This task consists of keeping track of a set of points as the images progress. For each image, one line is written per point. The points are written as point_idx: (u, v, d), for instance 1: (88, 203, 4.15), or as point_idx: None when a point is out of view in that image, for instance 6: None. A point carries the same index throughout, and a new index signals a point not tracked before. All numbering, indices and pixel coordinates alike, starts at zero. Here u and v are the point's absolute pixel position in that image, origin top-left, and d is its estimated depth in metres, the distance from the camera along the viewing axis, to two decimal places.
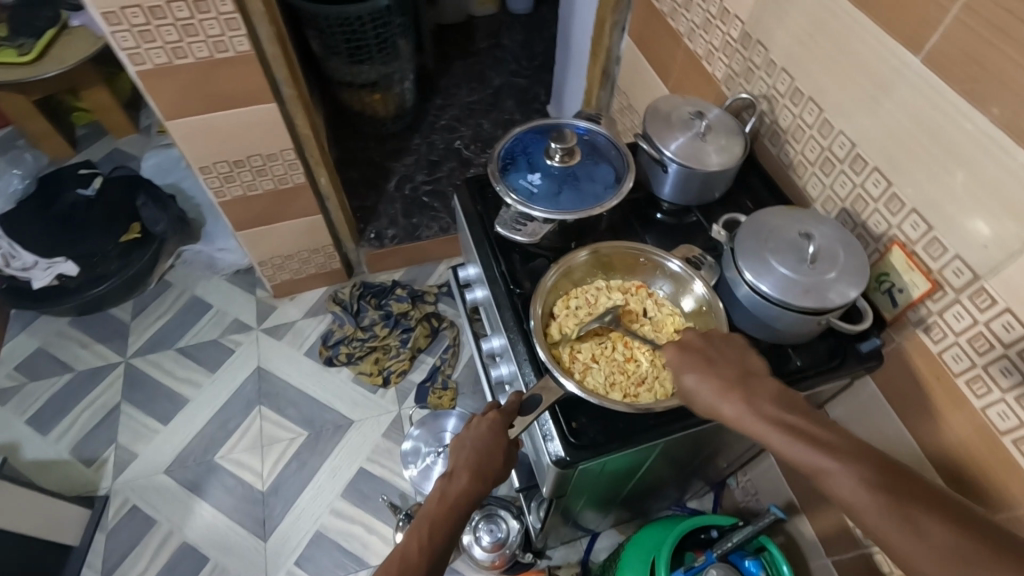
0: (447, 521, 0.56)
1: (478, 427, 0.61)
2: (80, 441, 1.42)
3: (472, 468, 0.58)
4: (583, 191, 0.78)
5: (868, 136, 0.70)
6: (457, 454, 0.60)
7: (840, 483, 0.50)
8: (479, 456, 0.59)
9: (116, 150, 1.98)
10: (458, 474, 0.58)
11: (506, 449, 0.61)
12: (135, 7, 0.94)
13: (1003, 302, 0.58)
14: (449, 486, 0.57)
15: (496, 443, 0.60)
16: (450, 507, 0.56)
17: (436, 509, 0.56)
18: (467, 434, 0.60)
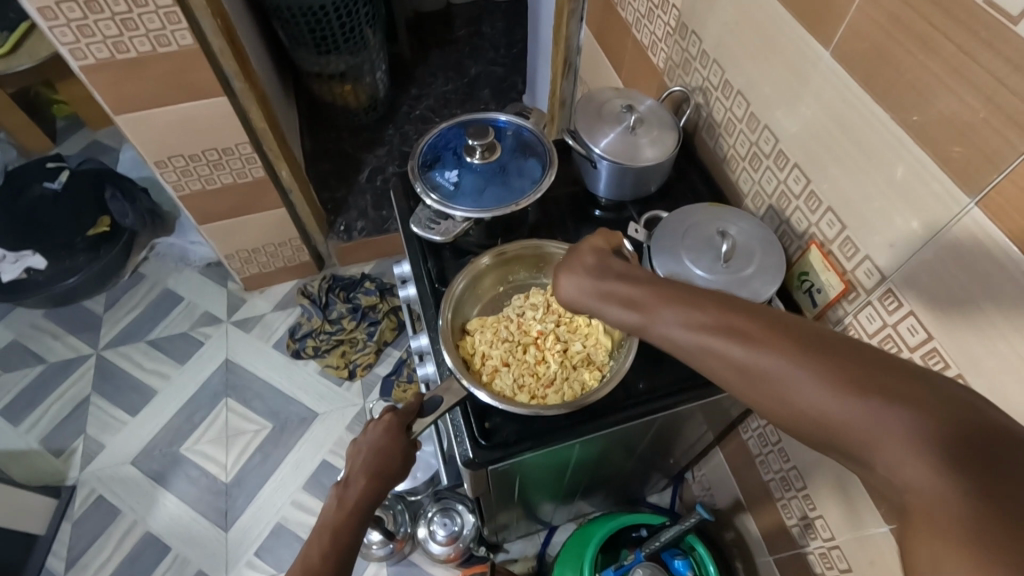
0: (350, 527, 0.56)
1: (374, 430, 0.62)
2: (50, 432, 1.44)
3: (370, 470, 0.59)
4: (505, 188, 0.77)
5: (789, 132, 0.68)
6: (354, 459, 0.60)
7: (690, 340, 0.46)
8: (376, 458, 0.60)
9: (94, 143, 1.99)
10: (356, 479, 0.59)
11: (405, 449, 0.62)
12: (71, 2, 0.93)
13: (909, 304, 0.57)
14: (347, 492, 0.58)
15: (392, 444, 0.61)
16: (352, 512, 0.57)
17: (336, 516, 0.56)
18: (363, 439, 0.61)
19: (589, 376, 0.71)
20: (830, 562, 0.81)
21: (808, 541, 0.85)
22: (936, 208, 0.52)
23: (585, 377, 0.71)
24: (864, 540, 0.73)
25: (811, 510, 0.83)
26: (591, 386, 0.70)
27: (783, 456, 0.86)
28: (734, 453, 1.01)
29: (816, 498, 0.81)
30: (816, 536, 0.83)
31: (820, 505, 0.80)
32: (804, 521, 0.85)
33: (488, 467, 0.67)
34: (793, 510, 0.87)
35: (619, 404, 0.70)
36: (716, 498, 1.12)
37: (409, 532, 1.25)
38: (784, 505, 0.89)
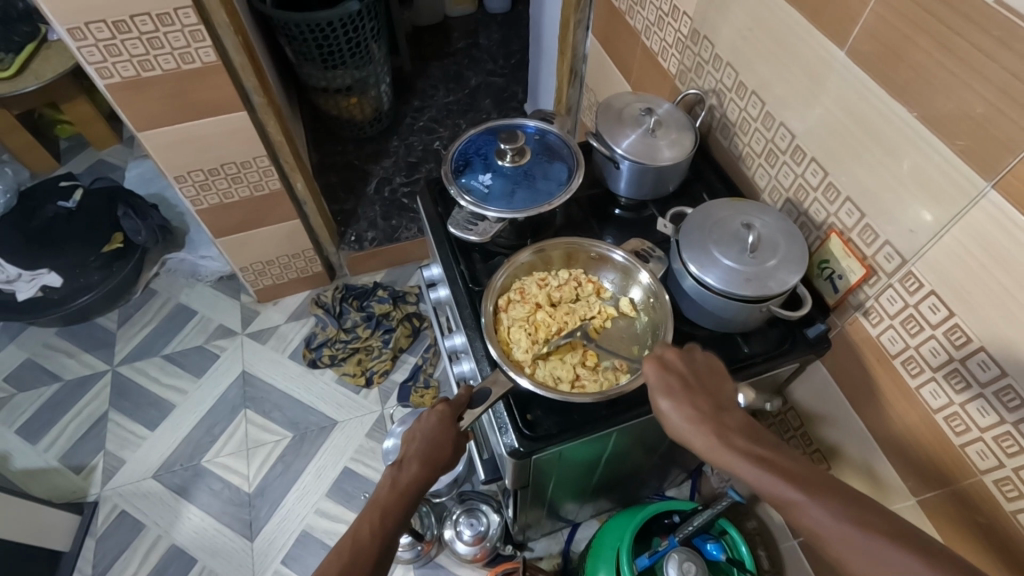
0: (398, 507, 0.59)
1: (429, 419, 0.64)
2: (69, 450, 1.45)
3: (422, 456, 0.61)
4: (536, 189, 0.80)
5: (806, 128, 0.72)
6: (407, 445, 0.63)
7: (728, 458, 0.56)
8: (429, 446, 0.62)
9: (100, 161, 2.00)
10: (408, 463, 0.61)
11: (456, 439, 0.64)
12: (99, 22, 0.96)
13: (929, 284, 0.61)
14: (399, 474, 0.60)
15: (446, 433, 0.63)
16: (403, 494, 0.59)
17: (387, 496, 0.59)
18: (418, 426, 0.64)
19: (623, 366, 0.73)
20: None
21: None
22: (953, 195, 0.56)
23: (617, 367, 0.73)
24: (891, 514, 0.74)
25: None
26: (624, 377, 0.72)
27: (805, 440, 0.88)
28: None
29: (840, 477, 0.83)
30: None
31: None
32: None
33: (531, 456, 0.69)
34: None
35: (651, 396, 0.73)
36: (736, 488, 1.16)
37: (436, 534, 1.27)
38: None
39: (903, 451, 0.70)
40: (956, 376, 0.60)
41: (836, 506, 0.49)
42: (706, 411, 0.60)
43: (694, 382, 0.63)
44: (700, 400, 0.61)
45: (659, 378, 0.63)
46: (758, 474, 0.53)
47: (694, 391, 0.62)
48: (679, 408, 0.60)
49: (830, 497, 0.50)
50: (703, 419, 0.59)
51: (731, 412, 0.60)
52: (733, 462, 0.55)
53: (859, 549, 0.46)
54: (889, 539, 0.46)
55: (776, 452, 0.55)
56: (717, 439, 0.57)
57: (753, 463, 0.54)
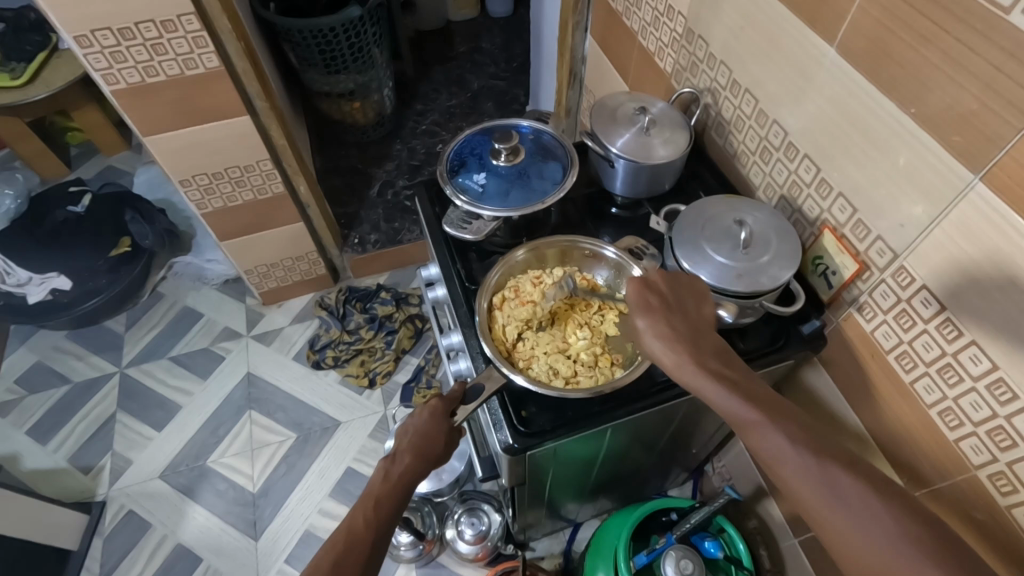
0: (391, 497, 0.60)
1: (421, 414, 0.65)
2: (77, 451, 1.47)
3: (414, 449, 0.63)
4: (531, 189, 0.81)
5: (798, 125, 0.72)
6: (400, 438, 0.64)
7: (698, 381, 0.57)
8: (421, 439, 0.63)
9: (109, 167, 2.03)
10: (401, 456, 0.62)
11: (448, 433, 0.65)
12: (104, 30, 0.98)
13: (921, 278, 0.61)
14: (392, 467, 0.62)
15: (438, 427, 0.64)
16: (396, 486, 0.61)
17: (381, 487, 0.60)
18: (410, 420, 0.65)
19: (614, 362, 0.75)
20: None
21: None
22: (942, 188, 0.56)
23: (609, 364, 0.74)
24: None
25: None
26: (617, 373, 0.73)
27: None
28: None
29: None
30: None
31: None
32: None
33: (526, 452, 0.70)
34: None
35: (645, 392, 0.73)
36: (736, 487, 1.15)
37: (437, 533, 1.27)
38: None
39: (899, 448, 0.70)
40: (948, 371, 0.60)
41: (795, 432, 0.51)
42: (682, 332, 0.61)
43: (674, 301, 0.64)
44: (677, 321, 0.62)
45: (638, 296, 0.64)
46: (723, 397, 0.56)
47: (672, 312, 0.62)
48: (656, 327, 0.61)
49: (791, 425, 0.52)
50: (676, 339, 0.60)
51: (707, 335, 0.61)
52: (704, 382, 0.57)
53: (805, 474, 0.49)
54: (838, 466, 0.49)
55: (744, 378, 0.57)
56: (689, 360, 0.58)
57: (722, 385, 0.56)
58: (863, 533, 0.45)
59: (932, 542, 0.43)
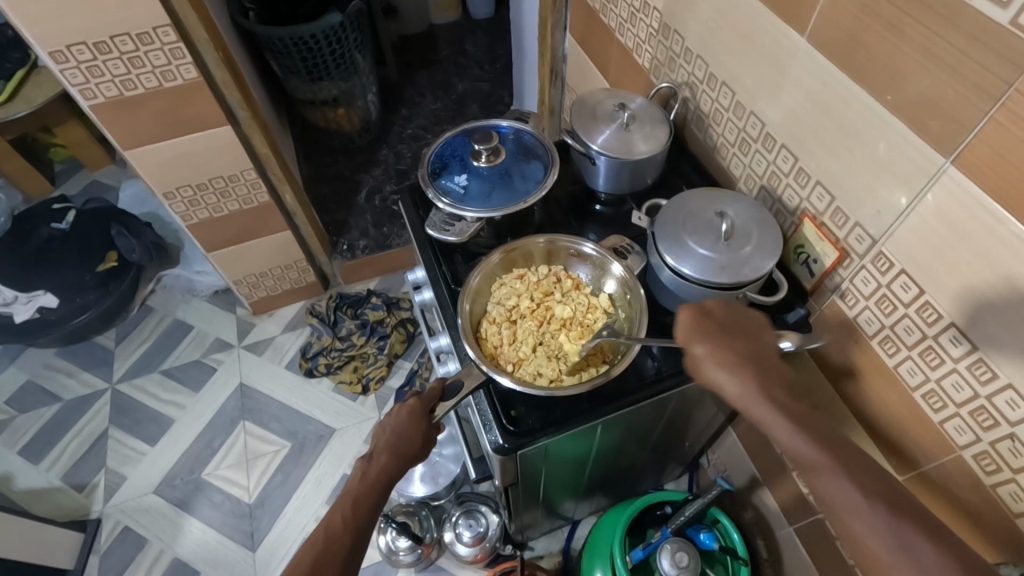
0: (369, 495, 0.62)
1: (398, 414, 0.66)
2: (70, 468, 1.46)
3: (390, 448, 0.64)
4: (513, 189, 0.81)
5: (774, 116, 0.73)
6: (378, 438, 0.65)
7: (766, 414, 0.57)
8: (397, 439, 0.65)
9: (94, 183, 2.02)
10: (378, 456, 0.64)
11: (425, 432, 0.66)
12: (80, 44, 0.97)
13: (899, 263, 0.61)
14: (370, 466, 0.64)
15: (414, 427, 0.65)
16: (373, 485, 0.62)
17: (359, 487, 0.62)
18: (387, 421, 0.66)
19: (601, 359, 0.74)
20: None
21: None
22: (915, 173, 0.57)
23: (592, 362, 0.73)
24: None
25: None
26: (602, 369, 0.73)
27: None
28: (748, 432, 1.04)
29: None
30: None
31: None
32: None
33: (516, 452, 0.70)
34: None
35: (633, 388, 0.73)
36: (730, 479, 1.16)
37: (435, 537, 1.27)
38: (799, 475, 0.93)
39: (886, 436, 0.71)
40: (930, 354, 0.60)
41: (859, 476, 0.51)
42: (750, 361, 0.60)
43: (722, 328, 0.63)
44: (741, 347, 0.61)
45: (693, 324, 0.63)
46: (791, 434, 0.55)
47: (735, 340, 0.62)
48: (719, 358, 0.60)
49: (857, 470, 0.51)
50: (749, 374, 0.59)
51: (772, 364, 0.60)
52: (767, 418, 0.57)
53: (875, 524, 0.48)
54: (909, 524, 0.48)
55: (812, 411, 0.56)
56: (758, 390, 0.58)
57: (787, 420, 0.55)
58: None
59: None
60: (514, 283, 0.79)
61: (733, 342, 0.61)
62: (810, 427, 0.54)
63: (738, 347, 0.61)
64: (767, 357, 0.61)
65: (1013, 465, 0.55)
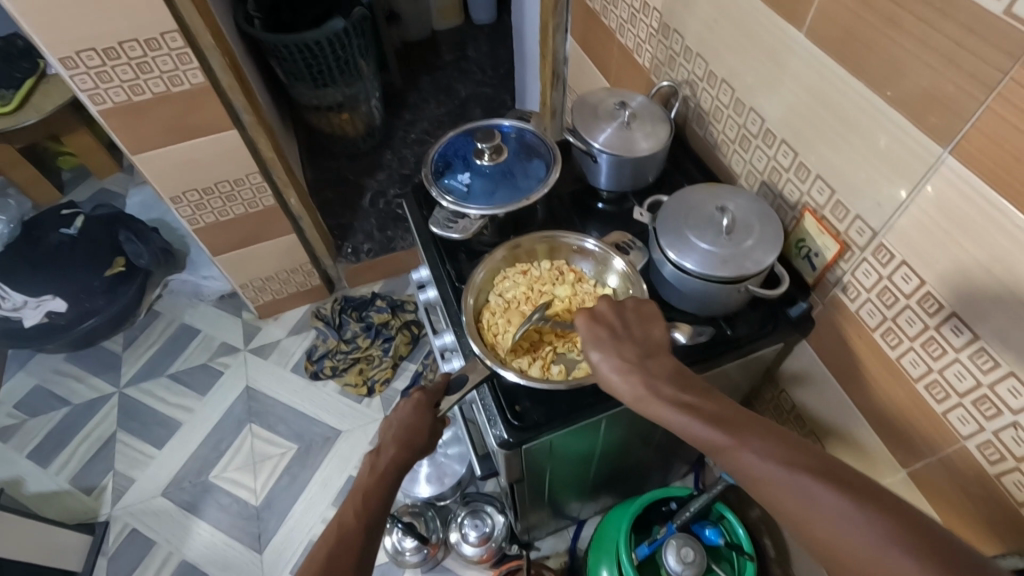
0: (380, 488, 0.62)
1: (404, 408, 0.69)
2: (79, 472, 1.47)
3: (398, 440, 0.66)
4: (515, 187, 0.82)
5: (773, 111, 0.74)
6: (384, 432, 0.67)
7: (663, 412, 0.56)
8: (405, 431, 0.67)
9: (102, 190, 2.04)
10: (386, 449, 0.65)
11: (431, 424, 0.69)
12: (90, 51, 0.99)
13: (900, 255, 0.61)
14: (379, 460, 0.64)
15: (420, 418, 0.68)
16: (384, 476, 0.63)
17: (369, 479, 0.62)
18: (393, 416, 0.69)
19: None
20: None
21: None
22: (914, 164, 0.57)
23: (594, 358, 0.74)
24: None
25: None
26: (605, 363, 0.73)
27: (799, 422, 0.89)
28: None
29: None
30: None
31: None
32: None
33: (521, 446, 0.71)
34: None
35: None
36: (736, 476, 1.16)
37: (442, 537, 1.27)
38: None
39: (891, 429, 0.71)
40: (932, 344, 0.61)
41: (767, 446, 0.49)
42: (632, 359, 0.60)
43: (616, 330, 0.63)
44: (627, 349, 0.62)
45: (587, 329, 0.64)
46: (688, 422, 0.54)
47: (621, 339, 0.63)
48: (609, 360, 0.61)
49: (756, 437, 0.50)
50: (629, 369, 0.59)
51: (662, 360, 0.61)
52: (660, 410, 0.56)
53: (781, 484, 0.47)
54: (810, 475, 0.46)
55: (706, 399, 0.56)
56: (642, 387, 0.58)
57: (682, 413, 0.55)
58: (849, 539, 0.43)
59: (914, 538, 0.41)
60: (517, 279, 0.80)
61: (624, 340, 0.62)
62: (705, 412, 0.54)
63: (621, 345, 0.62)
64: (662, 352, 0.62)
65: (1016, 453, 0.55)
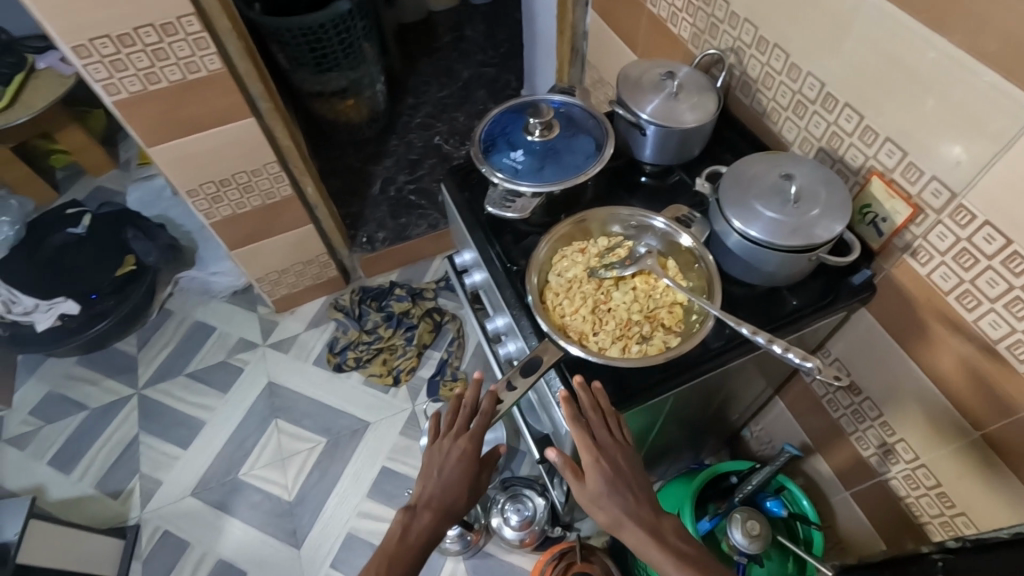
0: (409, 553, 0.64)
1: (449, 463, 0.69)
2: (103, 477, 1.44)
3: (435, 507, 0.67)
4: (566, 164, 0.79)
5: (835, 75, 0.72)
6: (424, 491, 0.68)
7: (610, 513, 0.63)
8: (443, 495, 0.68)
9: (98, 188, 1.97)
10: (420, 513, 0.67)
11: (469, 490, 0.70)
12: (103, 38, 0.94)
13: (982, 215, 0.60)
14: (413, 522, 0.66)
15: (462, 477, 0.69)
16: (415, 543, 0.65)
17: (398, 543, 0.65)
18: (437, 469, 0.69)
19: (672, 328, 0.73)
20: (916, 482, 0.84)
21: (888, 467, 0.89)
22: (1002, 119, 0.56)
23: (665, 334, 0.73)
24: (953, 450, 0.76)
25: (890, 436, 0.85)
26: (674, 340, 0.72)
27: (852, 390, 0.89)
28: (797, 399, 1.04)
29: (893, 423, 0.84)
30: (898, 460, 0.86)
31: (899, 429, 0.83)
32: (882, 448, 0.88)
33: None
34: (869, 441, 0.90)
35: (706, 356, 0.72)
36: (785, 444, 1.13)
37: (483, 523, 1.26)
38: (859, 438, 0.92)
39: (964, 391, 0.70)
40: (1018, 305, 0.60)
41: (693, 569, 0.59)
42: (620, 476, 0.64)
43: (614, 461, 0.65)
44: (619, 471, 0.65)
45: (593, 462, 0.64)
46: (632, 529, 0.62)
47: (616, 464, 0.65)
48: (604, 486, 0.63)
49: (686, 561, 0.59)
50: (619, 486, 0.63)
51: (636, 472, 0.66)
52: (611, 515, 0.63)
53: None
54: None
55: (647, 510, 0.63)
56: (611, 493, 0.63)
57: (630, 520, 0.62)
58: None
59: None
60: (576, 258, 0.78)
61: (612, 451, 0.65)
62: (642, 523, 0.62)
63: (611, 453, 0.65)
64: (631, 462, 0.66)
65: None
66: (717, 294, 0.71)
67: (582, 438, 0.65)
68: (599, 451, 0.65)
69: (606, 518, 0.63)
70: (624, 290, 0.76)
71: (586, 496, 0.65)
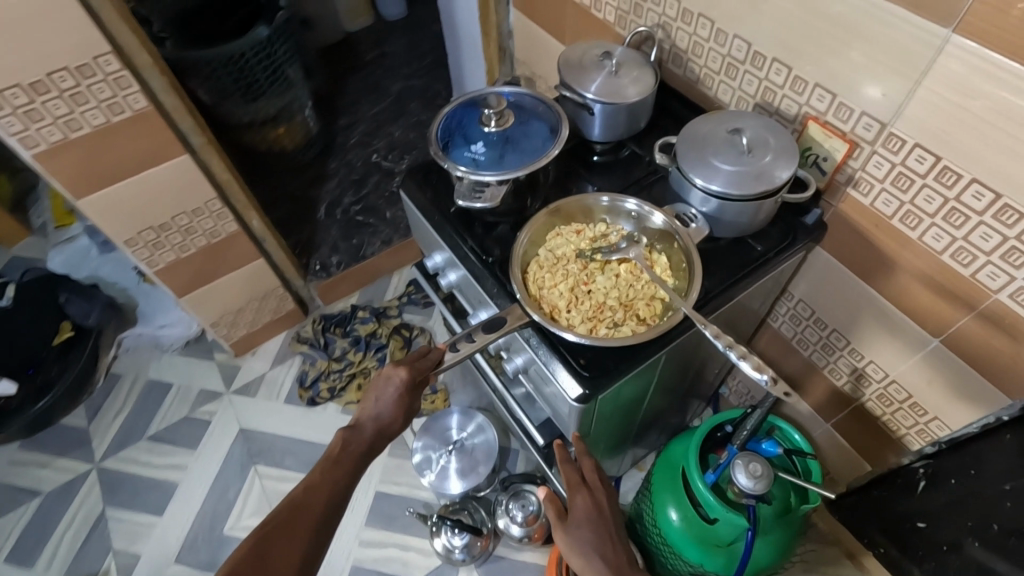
0: (353, 460, 0.74)
1: (390, 392, 0.76)
2: (73, 561, 1.32)
3: (374, 425, 0.76)
4: (524, 150, 0.81)
5: (759, 34, 0.77)
6: (364, 409, 0.77)
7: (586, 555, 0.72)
8: (383, 415, 0.76)
9: (15, 258, 1.82)
10: (361, 427, 0.76)
11: (409, 410, 0.78)
12: (13, 88, 0.88)
13: (912, 139, 0.66)
14: (352, 435, 0.75)
15: (398, 405, 0.76)
16: (357, 450, 0.74)
17: (341, 449, 0.74)
18: (379, 393, 0.76)
19: (648, 317, 0.76)
20: (889, 399, 0.91)
21: (862, 391, 0.95)
22: (917, 50, 0.62)
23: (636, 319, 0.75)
24: (918, 360, 0.82)
25: (860, 361, 0.92)
26: (643, 329, 0.74)
27: (819, 324, 0.95)
28: (769, 346, 1.09)
29: (861, 348, 0.90)
30: (870, 382, 0.93)
31: (867, 352, 0.89)
32: (854, 373, 0.94)
33: (597, 395, 0.71)
34: (841, 370, 0.97)
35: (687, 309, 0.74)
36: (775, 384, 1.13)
37: (491, 528, 1.26)
38: (831, 370, 0.98)
39: (917, 304, 0.77)
40: (955, 214, 0.66)
41: None
42: (597, 521, 0.75)
43: (602, 506, 0.77)
44: (598, 515, 0.76)
45: (580, 503, 0.76)
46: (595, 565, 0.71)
47: (597, 508, 0.76)
48: (583, 524, 0.74)
49: None
50: (592, 523, 0.75)
51: (615, 518, 0.78)
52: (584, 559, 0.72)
53: None
54: None
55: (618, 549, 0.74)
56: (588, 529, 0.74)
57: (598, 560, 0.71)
58: None
59: None
60: (569, 240, 0.82)
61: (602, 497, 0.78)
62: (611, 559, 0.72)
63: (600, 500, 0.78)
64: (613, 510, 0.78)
65: None
66: (693, 295, 0.72)
67: (571, 474, 0.78)
68: (590, 495, 0.77)
69: (582, 558, 0.72)
70: (608, 275, 0.79)
71: (565, 537, 0.74)
